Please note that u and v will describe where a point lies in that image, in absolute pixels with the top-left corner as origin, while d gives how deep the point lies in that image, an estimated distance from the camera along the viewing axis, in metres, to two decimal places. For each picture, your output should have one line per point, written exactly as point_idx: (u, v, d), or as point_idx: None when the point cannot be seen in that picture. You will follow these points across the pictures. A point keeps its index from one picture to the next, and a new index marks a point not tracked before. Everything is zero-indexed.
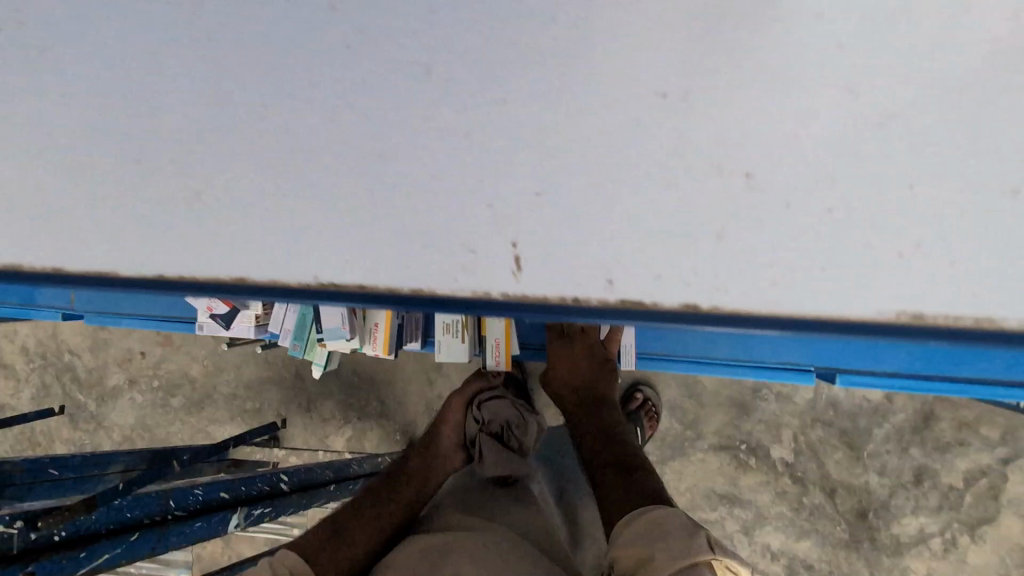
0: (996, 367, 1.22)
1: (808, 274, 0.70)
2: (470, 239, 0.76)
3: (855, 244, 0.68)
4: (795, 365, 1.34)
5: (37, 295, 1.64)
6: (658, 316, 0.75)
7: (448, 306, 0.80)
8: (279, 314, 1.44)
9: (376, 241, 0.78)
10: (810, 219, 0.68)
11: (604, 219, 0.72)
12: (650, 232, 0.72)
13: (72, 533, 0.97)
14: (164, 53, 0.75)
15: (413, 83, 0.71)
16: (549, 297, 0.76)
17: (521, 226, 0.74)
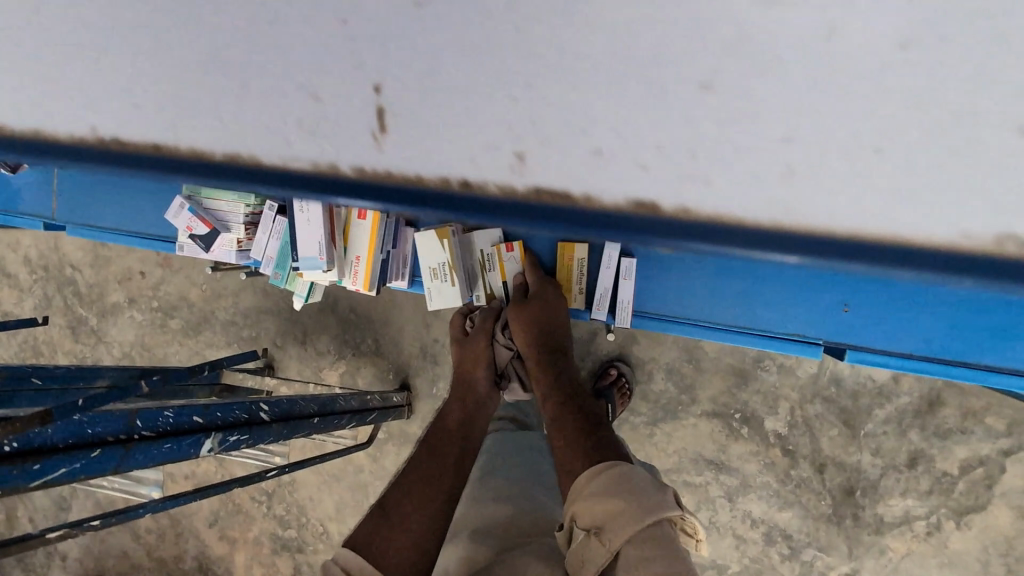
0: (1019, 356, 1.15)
1: (855, 162, 0.41)
2: (319, 78, 0.48)
3: (954, 110, 0.39)
4: (803, 337, 1.24)
5: (20, 201, 1.62)
6: (594, 217, 0.48)
7: (291, 184, 0.53)
8: (261, 240, 1.37)
9: (182, 73, 0.50)
10: (875, 62, 0.39)
11: (534, 49, 0.44)
12: (606, 77, 0.43)
13: (26, 445, 0.93)
14: None
15: None
16: (428, 179, 0.50)
17: (398, 62, 0.46)
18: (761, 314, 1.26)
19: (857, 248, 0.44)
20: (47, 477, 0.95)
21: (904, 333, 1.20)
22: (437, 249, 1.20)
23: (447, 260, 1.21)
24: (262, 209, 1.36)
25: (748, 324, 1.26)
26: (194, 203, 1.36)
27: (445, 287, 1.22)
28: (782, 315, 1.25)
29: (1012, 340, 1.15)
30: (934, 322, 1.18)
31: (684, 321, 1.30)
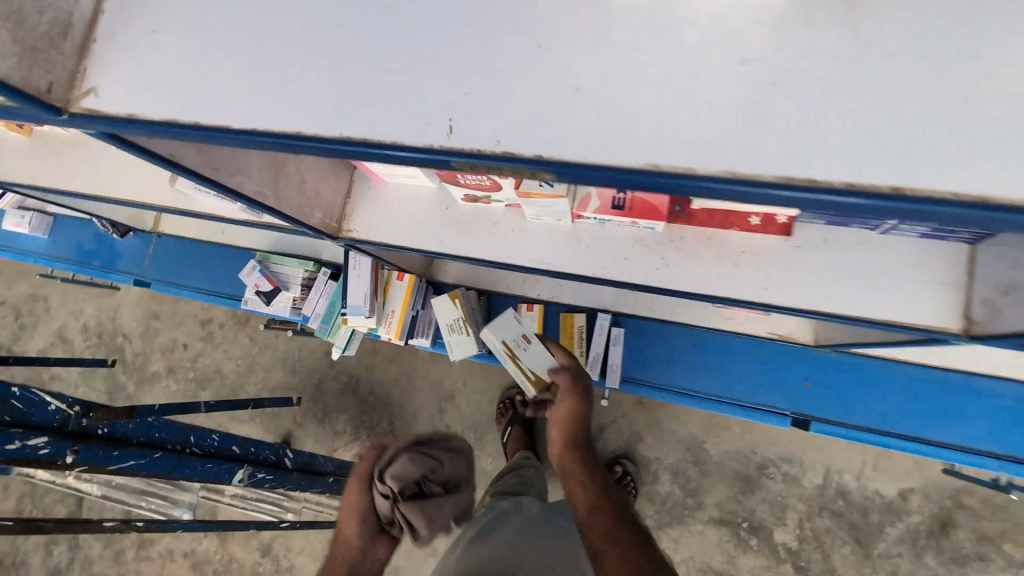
0: (974, 434, 1.26)
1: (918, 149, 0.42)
2: (408, 81, 0.51)
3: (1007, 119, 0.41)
4: (770, 407, 1.39)
5: (118, 260, 1.96)
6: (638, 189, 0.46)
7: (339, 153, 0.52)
8: (313, 299, 1.64)
9: (275, 70, 0.53)
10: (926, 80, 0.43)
11: (605, 69, 0.48)
12: (671, 88, 0.46)
13: (113, 434, 1.12)
14: None
15: None
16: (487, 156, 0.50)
17: (478, 72, 0.50)
18: (736, 385, 1.42)
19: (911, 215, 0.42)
20: (122, 466, 1.11)
21: (863, 408, 1.34)
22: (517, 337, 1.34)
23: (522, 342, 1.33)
24: (317, 274, 1.66)
25: (725, 394, 1.42)
26: (264, 266, 1.67)
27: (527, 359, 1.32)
28: (752, 386, 1.40)
29: (963, 419, 1.27)
30: (886, 398, 1.32)
31: (667, 388, 1.46)
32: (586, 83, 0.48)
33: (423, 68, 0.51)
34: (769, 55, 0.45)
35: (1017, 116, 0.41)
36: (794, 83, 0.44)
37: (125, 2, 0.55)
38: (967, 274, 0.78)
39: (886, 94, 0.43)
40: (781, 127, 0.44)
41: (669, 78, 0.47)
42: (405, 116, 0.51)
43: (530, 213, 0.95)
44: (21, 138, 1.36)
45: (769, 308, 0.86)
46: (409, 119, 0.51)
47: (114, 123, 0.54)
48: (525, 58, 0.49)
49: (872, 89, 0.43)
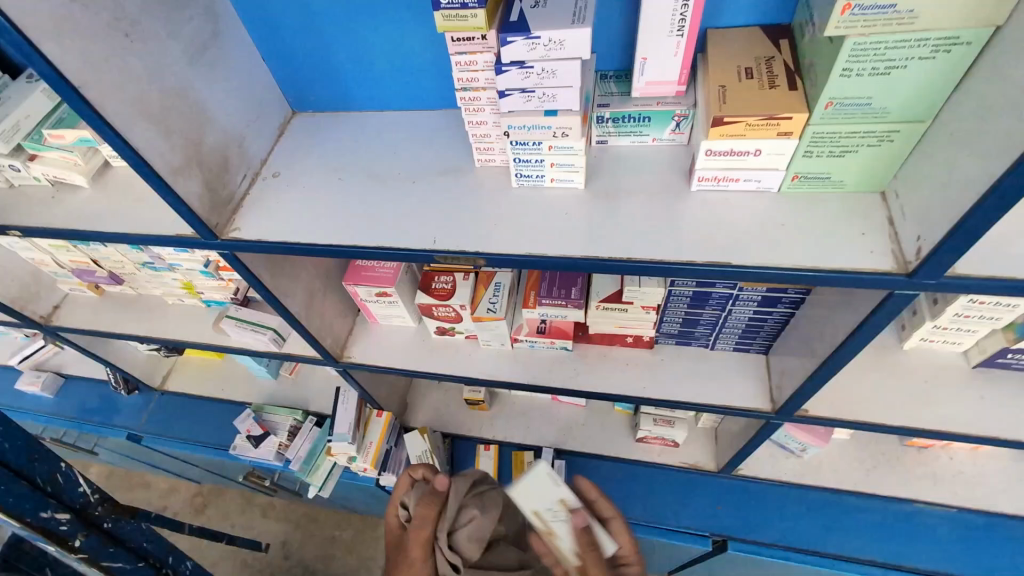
0: (855, 544, 1.51)
1: (691, 238, 0.78)
2: (417, 217, 0.90)
3: (735, 221, 0.78)
4: (691, 529, 1.61)
5: (120, 416, 2.18)
6: (550, 263, 0.81)
7: (373, 251, 0.88)
8: (296, 444, 1.85)
9: (341, 217, 0.93)
10: (695, 207, 0.81)
11: (528, 208, 0.87)
12: (564, 216, 0.85)
13: (113, 531, 1.24)
14: (280, 142, 1.07)
15: (422, 141, 1.00)
16: (460, 250, 0.85)
17: (456, 213, 0.89)
18: (662, 511, 1.65)
19: (696, 269, 0.75)
20: (111, 564, 1.22)
21: (765, 526, 1.58)
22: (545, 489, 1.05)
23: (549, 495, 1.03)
24: (303, 423, 1.91)
25: (654, 519, 1.64)
26: (257, 414, 1.92)
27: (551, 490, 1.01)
28: (676, 512, 1.64)
29: (841, 530, 1.53)
30: (784, 515, 1.58)
31: None
32: (500, 223, 0.87)
33: (430, 212, 0.90)
34: (582, 211, 0.84)
35: (729, 217, 0.79)
36: (599, 222, 0.82)
37: (264, 190, 1.00)
38: (767, 371, 1.20)
39: (663, 215, 0.81)
40: (619, 233, 0.81)
41: (569, 214, 0.85)
42: (403, 237, 0.88)
43: (482, 340, 1.34)
44: (93, 297, 1.75)
45: (650, 400, 1.23)
46: (416, 235, 0.88)
47: (247, 244, 0.93)
48: (460, 213, 0.89)
49: (654, 214, 0.82)
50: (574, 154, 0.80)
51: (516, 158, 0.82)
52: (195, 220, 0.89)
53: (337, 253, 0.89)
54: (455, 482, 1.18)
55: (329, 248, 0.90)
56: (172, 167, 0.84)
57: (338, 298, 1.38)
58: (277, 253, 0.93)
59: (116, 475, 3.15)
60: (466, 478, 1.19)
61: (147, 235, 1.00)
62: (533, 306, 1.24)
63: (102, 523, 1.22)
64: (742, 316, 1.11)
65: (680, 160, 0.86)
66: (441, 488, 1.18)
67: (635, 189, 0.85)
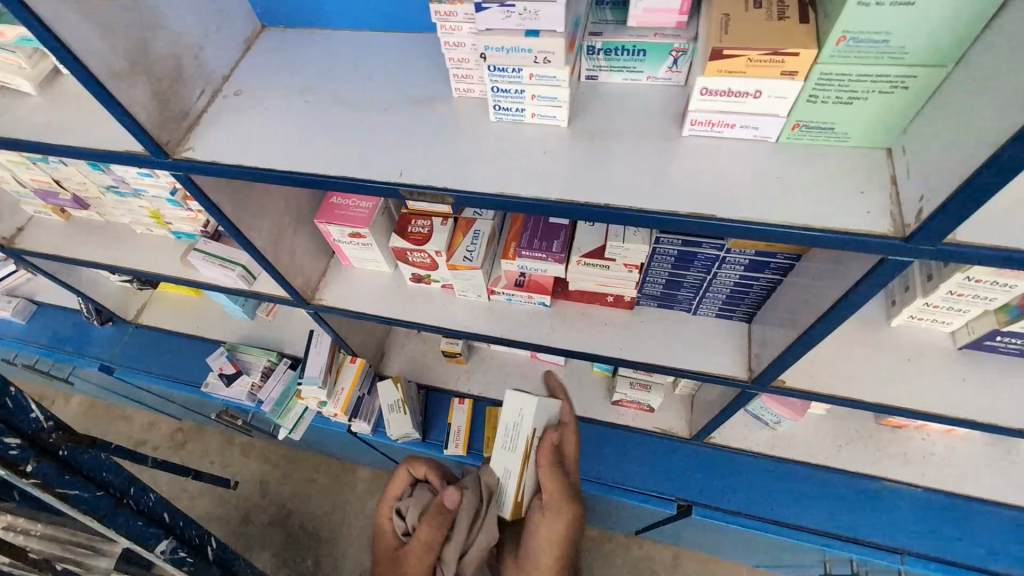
0: (818, 517, 1.52)
1: (675, 185, 0.72)
2: (385, 146, 0.83)
3: (725, 170, 0.72)
4: (658, 492, 1.61)
5: (92, 347, 2.14)
6: (523, 204, 0.75)
7: (336, 181, 0.81)
8: (269, 386, 1.82)
9: (303, 142, 0.86)
10: (682, 153, 0.74)
11: (504, 142, 0.80)
12: (541, 154, 0.78)
13: (69, 458, 1.20)
14: (243, 56, 0.98)
15: (397, 65, 0.92)
16: (427, 184, 0.78)
17: (427, 145, 0.82)
18: (631, 473, 1.65)
19: (677, 219, 0.70)
20: (69, 492, 1.16)
21: (732, 495, 1.58)
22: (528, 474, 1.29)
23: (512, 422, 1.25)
24: (277, 364, 1.88)
25: (622, 481, 1.64)
26: (230, 354, 1.89)
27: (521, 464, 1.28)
28: (645, 474, 1.64)
29: (806, 503, 1.54)
30: (751, 484, 1.58)
31: (576, 474, 1.67)
32: (473, 158, 0.80)
33: (400, 141, 0.83)
34: (562, 151, 0.78)
35: (717, 165, 0.73)
36: (580, 164, 0.76)
37: (222, 108, 0.92)
38: (748, 339, 1.15)
39: (649, 159, 0.75)
40: (599, 176, 0.75)
41: (548, 153, 0.78)
42: (369, 167, 0.81)
43: (459, 290, 1.29)
44: (58, 222, 1.67)
45: (626, 362, 1.19)
46: (381, 166, 0.81)
47: (203, 165, 0.86)
48: (432, 146, 0.82)
49: (638, 158, 0.75)
50: (558, 85, 0.72)
51: (493, 86, 0.75)
52: (142, 134, 0.82)
53: (298, 180, 0.83)
54: (464, 500, 1.22)
55: (288, 174, 0.83)
56: (112, 71, 0.76)
57: (311, 236, 1.32)
58: (235, 178, 0.86)
59: (98, 407, 3.15)
60: (474, 496, 1.22)
61: (95, 150, 0.93)
62: (512, 257, 1.19)
63: (57, 450, 1.19)
64: (727, 281, 1.05)
65: (675, 101, 0.79)
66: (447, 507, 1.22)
67: (623, 130, 0.78)
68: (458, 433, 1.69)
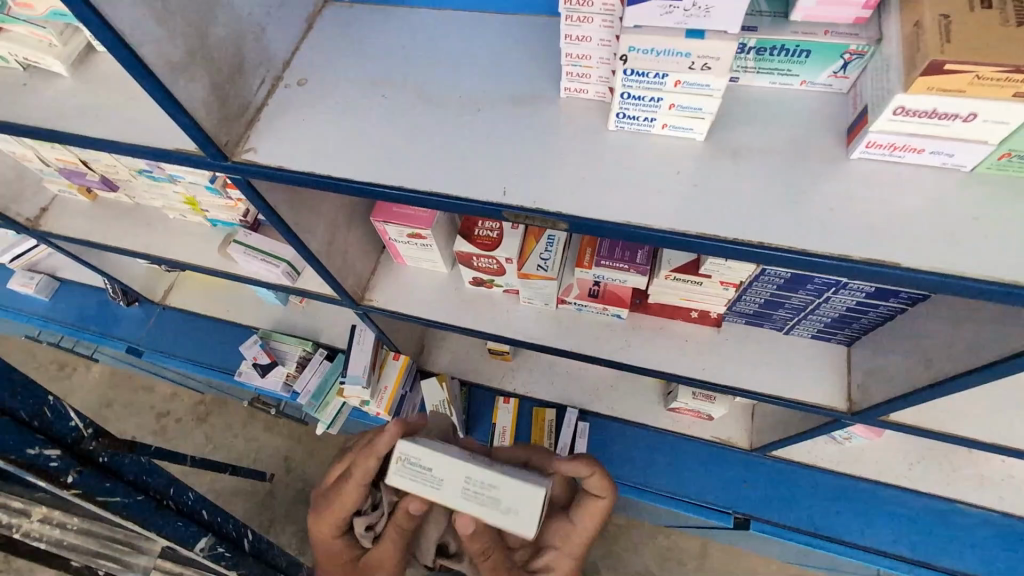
0: (886, 538, 1.44)
1: (840, 223, 0.61)
2: (482, 155, 0.72)
3: (900, 207, 0.61)
4: (714, 505, 1.54)
5: (119, 328, 2.07)
6: (654, 237, 0.64)
7: (427, 198, 0.70)
8: (305, 377, 1.74)
9: (385, 147, 0.75)
10: (845, 182, 0.63)
11: (626, 158, 0.69)
12: (671, 175, 0.67)
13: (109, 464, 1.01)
14: (306, 36, 0.85)
15: (490, 54, 0.79)
16: (537, 207, 0.67)
17: (533, 157, 0.71)
18: (686, 483, 1.57)
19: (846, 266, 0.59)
20: (110, 500, 0.98)
21: (793, 511, 1.50)
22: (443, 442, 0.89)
23: (489, 474, 0.81)
24: (313, 354, 1.78)
25: (677, 491, 1.56)
26: (264, 342, 1.80)
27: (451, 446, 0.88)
28: (699, 486, 1.56)
29: (873, 523, 1.46)
30: (812, 501, 1.50)
31: (624, 483, 1.59)
32: (591, 176, 0.68)
33: (501, 149, 0.72)
34: (698, 173, 0.66)
35: (890, 200, 0.61)
36: (721, 191, 0.65)
37: (286, 101, 0.80)
38: (848, 365, 1.05)
39: (805, 188, 0.63)
40: (745, 206, 0.63)
41: (682, 175, 0.66)
42: (465, 182, 0.70)
43: (524, 297, 1.19)
44: (84, 202, 1.56)
45: (709, 385, 1.09)
46: (479, 180, 0.70)
47: (269, 170, 0.75)
48: (539, 157, 0.70)
49: (792, 185, 0.64)
50: (707, 96, 0.60)
51: (623, 92, 0.63)
52: (201, 135, 0.70)
53: (383, 194, 0.72)
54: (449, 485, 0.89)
55: (372, 187, 0.72)
56: (171, 63, 0.64)
57: (365, 233, 1.21)
58: (307, 188, 0.76)
59: (119, 376, 3.10)
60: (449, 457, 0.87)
61: (137, 145, 0.81)
62: (588, 266, 1.07)
63: (96, 456, 1.01)
64: (840, 306, 0.94)
65: (832, 115, 0.67)
66: (409, 519, 0.89)
67: (769, 149, 0.66)
68: (504, 436, 1.61)
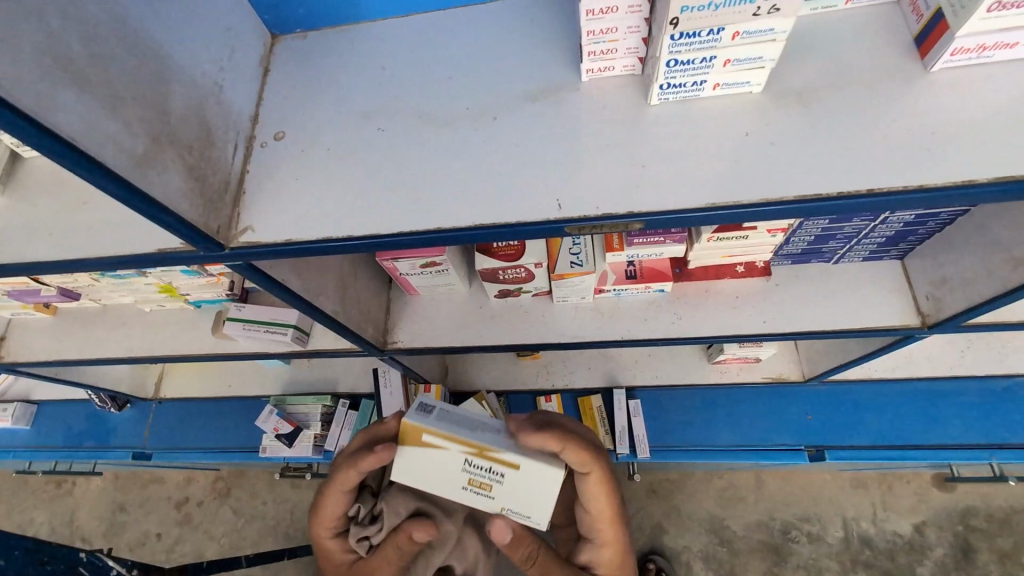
0: (957, 432, 1.45)
1: (945, 145, 0.54)
2: (516, 166, 0.62)
3: (1003, 111, 0.54)
4: (786, 445, 1.51)
5: (116, 436, 1.90)
6: (743, 211, 0.56)
7: (470, 231, 0.61)
8: (334, 433, 1.65)
9: (401, 186, 0.64)
10: (933, 98, 0.56)
11: (679, 129, 0.60)
12: (736, 135, 0.58)
13: None
14: (270, 85, 0.74)
15: (486, 51, 0.69)
16: (599, 212, 0.58)
17: (573, 154, 0.61)
18: (750, 432, 1.54)
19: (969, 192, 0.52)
20: None
21: (861, 429, 1.49)
22: (429, 451, 0.74)
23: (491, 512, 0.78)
24: (335, 407, 1.68)
25: (743, 442, 1.53)
26: (280, 409, 1.67)
27: (443, 460, 0.73)
28: (763, 429, 1.53)
29: (942, 420, 1.46)
30: (877, 414, 1.49)
31: (690, 448, 1.54)
32: (650, 160, 0.59)
33: (534, 154, 0.62)
34: (769, 126, 0.58)
35: (993, 104, 0.55)
36: (801, 139, 0.57)
37: (270, 163, 0.69)
38: (908, 280, 1.01)
39: (889, 115, 0.56)
40: (830, 152, 0.56)
41: (753, 134, 0.58)
42: (510, 203, 0.61)
43: (558, 297, 1.11)
44: (44, 319, 1.40)
45: (776, 336, 1.03)
46: (522, 198, 0.60)
47: (275, 248, 0.64)
48: (582, 153, 0.61)
49: (874, 116, 0.57)
50: (771, 40, 0.52)
51: (670, 59, 0.54)
52: (189, 231, 0.59)
53: (416, 241, 0.62)
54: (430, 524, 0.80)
55: (401, 236, 0.62)
56: (135, 159, 0.53)
57: (370, 274, 1.10)
58: (325, 255, 0.65)
59: (124, 476, 2.90)
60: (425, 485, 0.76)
61: (106, 255, 0.68)
62: (620, 248, 1.00)
63: None
64: (897, 223, 0.89)
65: (889, 29, 0.60)
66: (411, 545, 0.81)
67: (836, 81, 0.58)
68: None
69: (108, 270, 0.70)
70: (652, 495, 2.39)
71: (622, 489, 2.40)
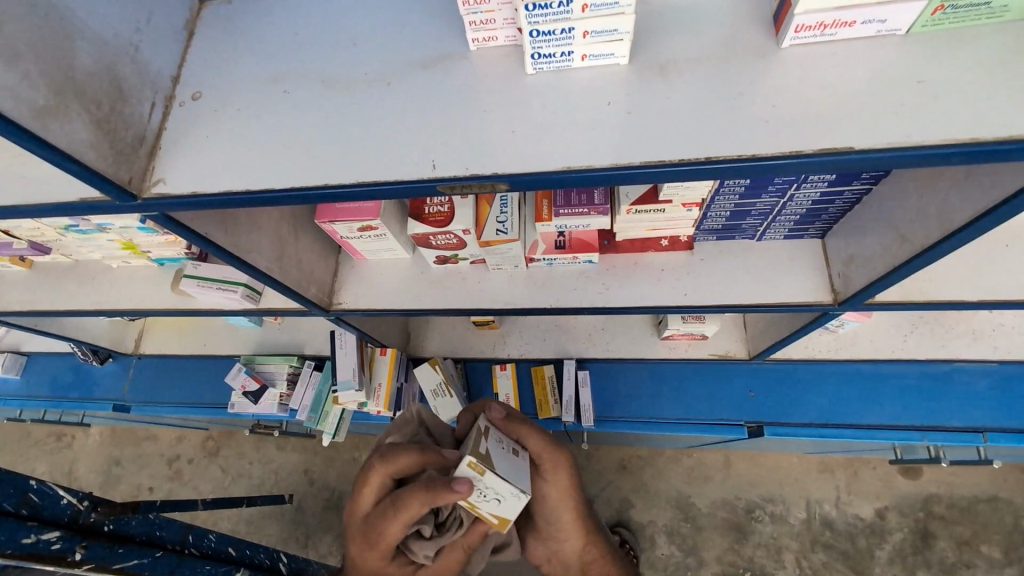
0: (891, 413, 1.49)
1: (786, 117, 0.58)
2: (405, 129, 0.67)
3: (840, 86, 0.58)
4: (726, 420, 1.56)
5: (99, 388, 1.99)
6: (601, 176, 0.60)
7: (356, 187, 0.65)
8: (300, 392, 1.70)
9: (299, 145, 0.69)
10: (780, 74, 0.60)
11: (554, 97, 0.64)
12: (600, 105, 0.63)
13: (118, 529, 1.02)
14: (193, 47, 0.78)
15: (391, 20, 0.74)
16: (472, 171, 0.63)
17: (456, 119, 0.66)
18: (695, 407, 1.59)
19: (802, 162, 0.56)
20: (127, 563, 0.98)
21: (801, 408, 1.54)
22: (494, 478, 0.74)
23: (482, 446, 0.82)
24: (301, 368, 1.74)
25: (687, 415, 1.58)
26: (249, 367, 1.74)
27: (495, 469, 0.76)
28: (707, 404, 1.58)
29: (878, 402, 1.50)
30: (819, 393, 1.54)
31: (636, 419, 1.60)
32: (520, 128, 0.64)
33: (420, 118, 0.67)
34: (630, 98, 0.62)
35: (833, 82, 0.58)
36: (657, 110, 0.61)
37: (185, 121, 0.73)
38: (825, 257, 1.04)
39: (739, 88, 0.60)
40: (684, 123, 0.60)
41: (616, 106, 0.62)
42: (392, 164, 0.65)
43: (493, 264, 1.16)
44: (22, 271, 1.48)
45: (697, 307, 1.07)
46: (407, 160, 0.65)
47: (181, 199, 0.69)
48: (462, 121, 0.66)
49: (726, 88, 0.60)
50: (618, 13, 0.57)
51: (531, 30, 0.59)
52: (97, 179, 0.64)
53: (309, 196, 0.66)
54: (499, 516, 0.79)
55: (297, 192, 0.67)
56: (37, 109, 0.59)
57: (315, 235, 1.16)
58: (230, 209, 0.70)
59: (121, 431, 3.02)
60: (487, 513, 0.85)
61: (38, 202, 0.74)
62: (548, 219, 1.02)
63: (102, 525, 1.00)
64: (805, 201, 0.93)
65: (753, 7, 0.64)
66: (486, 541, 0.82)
67: (696, 57, 0.63)
68: (508, 402, 1.59)
69: (38, 215, 0.75)
70: (620, 470, 2.43)
71: (591, 462, 2.45)
